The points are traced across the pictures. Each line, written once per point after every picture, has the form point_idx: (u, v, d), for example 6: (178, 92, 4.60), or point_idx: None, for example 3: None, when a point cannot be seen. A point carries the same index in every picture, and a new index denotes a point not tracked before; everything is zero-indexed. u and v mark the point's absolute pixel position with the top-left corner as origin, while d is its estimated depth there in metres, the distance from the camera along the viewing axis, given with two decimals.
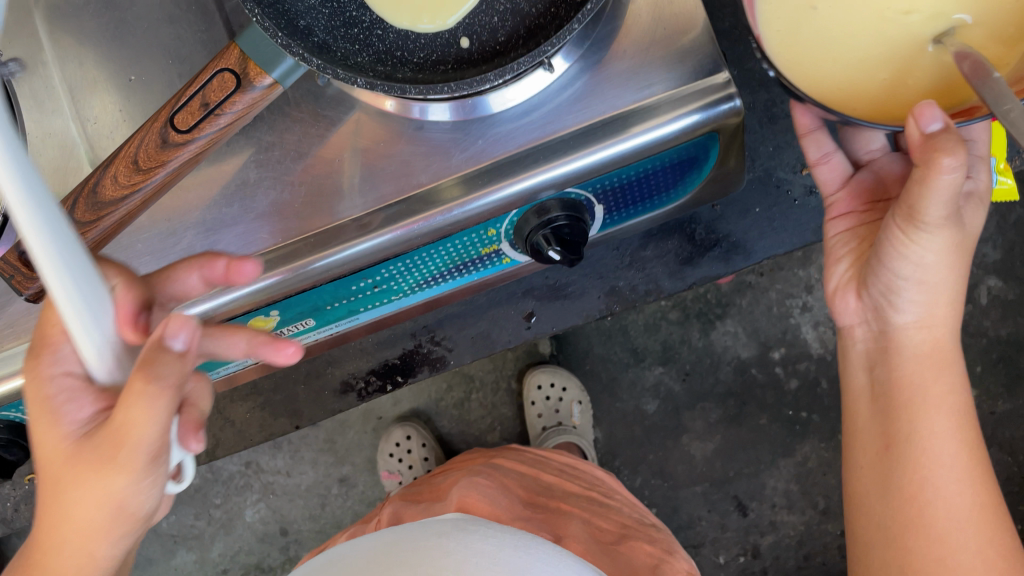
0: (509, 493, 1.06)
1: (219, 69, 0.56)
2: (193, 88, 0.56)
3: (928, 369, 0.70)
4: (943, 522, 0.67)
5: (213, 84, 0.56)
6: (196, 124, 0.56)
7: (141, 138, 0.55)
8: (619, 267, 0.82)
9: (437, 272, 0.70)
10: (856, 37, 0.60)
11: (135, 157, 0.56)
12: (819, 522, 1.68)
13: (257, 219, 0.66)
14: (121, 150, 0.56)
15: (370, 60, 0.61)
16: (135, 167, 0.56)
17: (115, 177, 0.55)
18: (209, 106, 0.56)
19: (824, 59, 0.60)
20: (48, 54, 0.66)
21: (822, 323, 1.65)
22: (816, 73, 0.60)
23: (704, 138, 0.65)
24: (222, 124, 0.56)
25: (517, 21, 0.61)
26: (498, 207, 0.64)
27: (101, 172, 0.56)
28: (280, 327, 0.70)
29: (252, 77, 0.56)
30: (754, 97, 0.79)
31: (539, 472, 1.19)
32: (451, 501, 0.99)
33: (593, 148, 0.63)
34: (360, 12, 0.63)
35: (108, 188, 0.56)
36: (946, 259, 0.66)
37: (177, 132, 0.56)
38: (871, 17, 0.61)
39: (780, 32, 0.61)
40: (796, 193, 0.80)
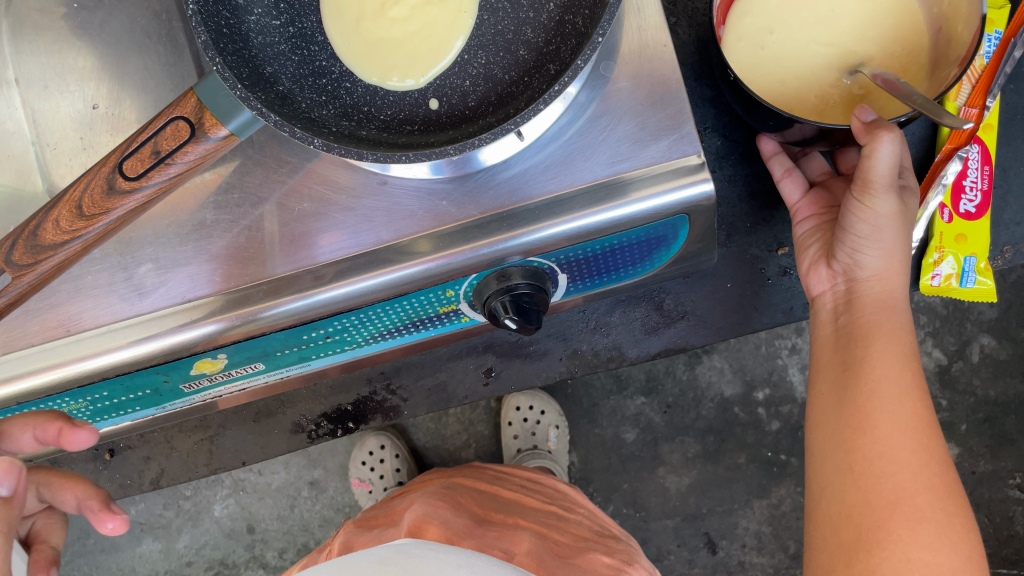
0: (462, 510, 0.98)
1: (174, 117, 0.54)
2: (145, 135, 0.54)
3: (893, 364, 0.64)
4: (885, 502, 0.59)
5: (166, 131, 0.54)
6: (145, 172, 0.54)
7: (86, 182, 0.54)
8: (583, 330, 0.81)
9: (393, 326, 0.68)
10: (789, 56, 0.68)
11: (80, 201, 0.54)
12: (788, 567, 1.62)
13: (211, 262, 0.65)
14: (66, 194, 0.54)
15: (335, 114, 0.60)
16: (79, 212, 0.54)
17: (58, 220, 0.54)
18: (160, 155, 0.54)
19: (773, 77, 0.68)
20: (11, 73, 0.64)
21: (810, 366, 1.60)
22: (770, 85, 0.68)
23: (674, 219, 0.63)
24: (172, 173, 0.55)
25: (489, 87, 0.60)
26: (455, 271, 0.63)
27: (44, 215, 0.54)
28: (228, 369, 0.68)
29: (207, 128, 0.54)
30: (735, 168, 0.77)
31: (497, 488, 1.12)
32: (405, 524, 0.91)
33: (556, 221, 0.61)
34: (330, 63, 0.61)
35: (49, 232, 0.54)
36: (892, 229, 0.66)
37: (125, 179, 0.54)
38: (815, 41, 0.68)
39: (743, 51, 0.69)
40: (771, 273, 0.78)
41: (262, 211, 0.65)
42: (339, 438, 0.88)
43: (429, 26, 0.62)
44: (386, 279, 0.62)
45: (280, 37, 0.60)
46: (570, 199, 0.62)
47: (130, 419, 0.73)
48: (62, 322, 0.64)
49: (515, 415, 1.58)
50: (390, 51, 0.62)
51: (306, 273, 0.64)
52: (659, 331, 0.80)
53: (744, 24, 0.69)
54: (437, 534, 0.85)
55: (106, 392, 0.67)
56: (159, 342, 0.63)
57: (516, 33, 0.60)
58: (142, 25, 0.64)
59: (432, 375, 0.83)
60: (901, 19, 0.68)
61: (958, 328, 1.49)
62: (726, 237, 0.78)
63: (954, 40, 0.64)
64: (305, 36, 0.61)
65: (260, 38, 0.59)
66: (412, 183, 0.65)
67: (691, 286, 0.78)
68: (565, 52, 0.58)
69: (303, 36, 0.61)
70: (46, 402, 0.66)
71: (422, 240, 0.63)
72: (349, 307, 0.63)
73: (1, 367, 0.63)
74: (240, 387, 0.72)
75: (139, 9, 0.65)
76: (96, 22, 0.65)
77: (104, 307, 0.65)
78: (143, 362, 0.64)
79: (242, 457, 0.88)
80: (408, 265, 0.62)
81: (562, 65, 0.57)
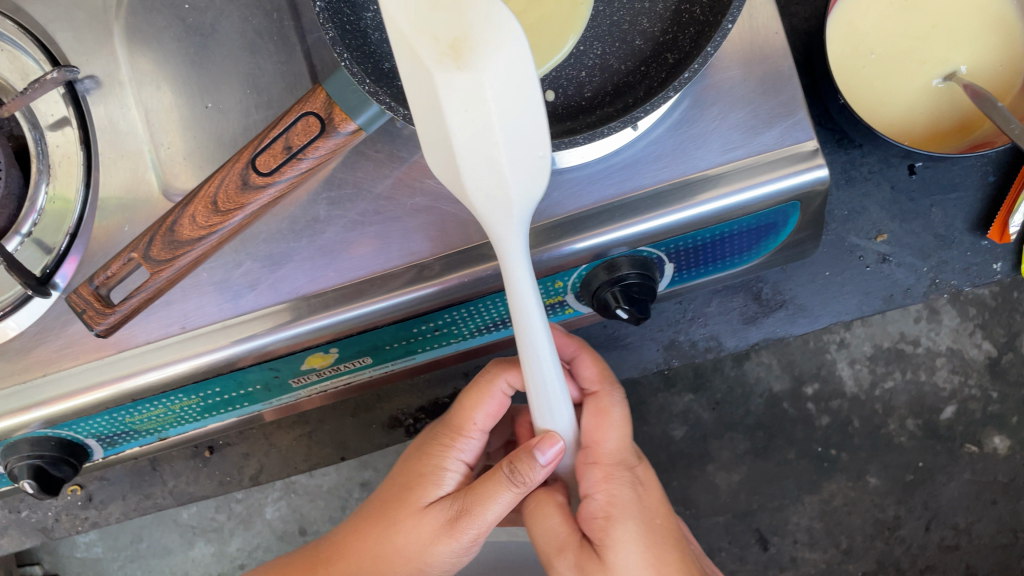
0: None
1: (304, 113, 0.56)
2: (277, 131, 0.56)
3: (649, 530, 0.62)
4: None
5: (297, 127, 0.56)
6: (277, 167, 0.56)
7: (222, 178, 0.56)
8: (681, 320, 0.86)
9: (500, 317, 0.69)
10: (890, 83, 0.73)
11: (214, 197, 0.56)
12: (838, 561, 1.29)
13: (325, 256, 0.65)
14: (200, 190, 0.57)
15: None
16: (214, 207, 0.56)
17: (194, 216, 0.56)
18: (291, 150, 0.56)
19: (877, 101, 0.73)
20: (124, 73, 0.66)
21: (858, 361, 1.26)
22: (877, 109, 0.73)
23: (786, 206, 0.63)
24: (303, 168, 0.57)
25: (604, 78, 0.63)
26: (566, 260, 0.63)
27: (180, 211, 0.57)
28: (336, 364, 0.69)
29: (336, 123, 0.56)
30: (832, 156, 0.85)
31: None
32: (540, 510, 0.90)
33: (668, 209, 0.62)
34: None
35: (185, 227, 0.56)
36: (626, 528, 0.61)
37: (258, 174, 0.56)
38: (913, 61, 0.73)
39: (847, 78, 0.72)
40: (870, 259, 0.85)
41: (374, 206, 0.66)
42: None
43: (544, 21, 0.66)
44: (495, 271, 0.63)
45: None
46: (686, 187, 0.62)
47: (236, 415, 0.74)
48: (179, 318, 0.65)
49: None
50: None
51: (415, 268, 0.64)
52: (758, 321, 0.86)
53: (843, 48, 0.72)
54: None
55: (218, 387, 0.68)
56: (274, 338, 0.64)
57: (630, 24, 0.64)
58: (254, 25, 0.66)
59: None
60: (984, 27, 0.73)
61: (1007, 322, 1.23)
62: (826, 225, 0.86)
63: None
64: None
65: (378, 33, 0.61)
66: None
67: (791, 276, 0.85)
68: (684, 41, 0.61)
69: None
70: (161, 399, 0.67)
71: (536, 230, 0.63)
72: (464, 298, 0.64)
73: (117, 365, 0.64)
74: (344, 381, 0.74)
75: (249, 8, 0.66)
76: (206, 22, 0.66)
77: (218, 303, 0.65)
78: (258, 356, 0.64)
79: (341, 453, 0.96)
80: (546, 248, 0.63)
81: (680, 53, 0.60)
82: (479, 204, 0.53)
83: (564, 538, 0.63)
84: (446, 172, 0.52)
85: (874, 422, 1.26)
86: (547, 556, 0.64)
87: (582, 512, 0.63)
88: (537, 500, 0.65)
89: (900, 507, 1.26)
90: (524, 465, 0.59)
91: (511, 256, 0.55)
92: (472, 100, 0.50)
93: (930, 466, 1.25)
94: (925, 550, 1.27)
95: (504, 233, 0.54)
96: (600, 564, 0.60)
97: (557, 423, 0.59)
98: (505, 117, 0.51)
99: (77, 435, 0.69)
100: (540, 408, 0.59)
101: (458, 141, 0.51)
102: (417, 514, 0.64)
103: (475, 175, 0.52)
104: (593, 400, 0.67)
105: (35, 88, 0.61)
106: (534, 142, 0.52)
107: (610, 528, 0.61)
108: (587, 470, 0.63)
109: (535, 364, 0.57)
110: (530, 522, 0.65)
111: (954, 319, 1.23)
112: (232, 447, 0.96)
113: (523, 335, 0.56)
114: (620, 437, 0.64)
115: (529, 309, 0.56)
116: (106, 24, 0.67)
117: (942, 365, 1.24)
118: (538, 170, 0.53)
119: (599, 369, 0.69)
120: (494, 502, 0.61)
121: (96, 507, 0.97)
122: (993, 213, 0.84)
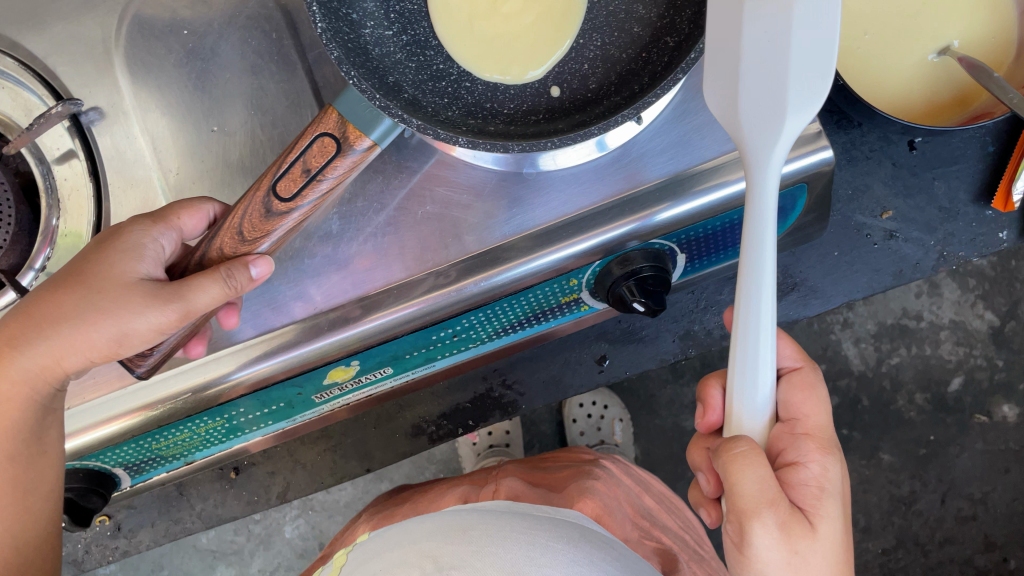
0: (623, 509, 0.91)
1: (319, 134, 0.55)
2: (293, 155, 0.56)
3: (840, 514, 0.59)
4: None
5: (313, 148, 0.55)
6: (298, 191, 0.56)
7: (245, 208, 0.56)
8: (694, 310, 0.87)
9: (517, 318, 0.69)
10: (885, 62, 0.74)
11: (239, 227, 0.57)
12: (860, 540, 1.46)
13: (340, 270, 0.66)
14: (225, 222, 0.57)
15: (461, 113, 0.65)
16: (240, 238, 0.57)
17: (222, 248, 0.57)
18: (311, 172, 0.56)
19: (875, 83, 0.75)
20: (128, 102, 0.67)
21: (864, 339, 1.45)
22: (876, 89, 0.75)
23: (794, 189, 0.64)
24: (323, 189, 0.56)
25: (607, 67, 0.66)
26: (580, 258, 0.64)
27: (208, 240, 0.58)
28: (358, 376, 0.69)
29: (351, 141, 0.55)
30: (832, 136, 0.86)
31: (649, 483, 1.08)
32: (570, 494, 0.89)
33: (677, 200, 0.63)
34: (447, 66, 0.67)
35: (213, 260, 0.58)
36: (832, 508, 0.58)
37: (280, 201, 0.56)
38: (909, 40, 0.74)
39: (845, 62, 0.74)
40: (876, 237, 0.86)
41: (385, 217, 0.66)
42: (460, 435, 0.93)
43: (545, 19, 0.68)
44: (513, 274, 0.64)
45: (396, 46, 0.65)
46: (695, 176, 0.64)
47: (258, 435, 0.75)
48: None
49: (578, 411, 1.44)
50: (514, 55, 0.67)
51: (433, 274, 0.65)
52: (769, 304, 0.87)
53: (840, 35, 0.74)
54: (591, 507, 0.85)
55: (241, 409, 0.68)
56: (295, 355, 0.64)
57: (627, 12, 0.66)
58: (254, 46, 0.66)
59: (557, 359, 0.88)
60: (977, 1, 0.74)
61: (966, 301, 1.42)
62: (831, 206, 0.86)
63: None
64: (418, 42, 0.66)
65: (378, 48, 0.64)
66: (530, 175, 0.66)
67: (799, 258, 0.86)
68: (683, 23, 0.63)
69: (417, 42, 0.66)
70: (186, 423, 0.67)
71: (549, 230, 0.64)
72: (483, 302, 0.65)
73: (143, 391, 0.64)
74: (365, 393, 0.74)
75: (248, 30, 0.66)
76: (207, 47, 0.66)
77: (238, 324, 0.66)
78: (280, 374, 0.65)
79: (366, 464, 0.96)
80: (641, 215, 0.63)
81: (680, 35, 0.63)
82: (748, 133, 0.56)
83: (134, 335, 0.56)
84: (723, 107, 0.57)
85: (884, 397, 1.44)
86: (737, 509, 0.55)
87: (788, 474, 0.59)
88: (743, 448, 0.55)
89: (916, 482, 1.44)
90: (240, 272, 0.56)
91: (761, 189, 0.57)
92: (774, 31, 0.54)
93: (943, 439, 1.43)
94: (944, 524, 1.45)
95: (762, 159, 0.56)
96: (808, 528, 0.56)
97: (760, 392, 0.57)
98: (798, 50, 0.54)
99: (104, 465, 0.69)
100: (738, 371, 0.57)
101: (747, 69, 0.55)
102: (783, 506, 0.55)
103: (752, 106, 0.56)
104: (797, 375, 0.65)
105: (40, 123, 0.63)
106: (812, 72, 0.54)
107: (822, 500, 0.58)
108: (800, 440, 0.60)
109: (753, 318, 0.56)
110: (727, 472, 0.55)
111: (953, 293, 1.42)
112: (259, 467, 0.97)
113: (745, 278, 0.56)
114: (824, 414, 0.62)
115: (761, 240, 0.56)
116: (107, 55, 0.67)
117: (946, 337, 1.43)
118: (806, 110, 0.55)
119: (797, 348, 0.67)
120: (196, 292, 0.55)
121: (125, 536, 0.96)
122: (995, 181, 0.85)
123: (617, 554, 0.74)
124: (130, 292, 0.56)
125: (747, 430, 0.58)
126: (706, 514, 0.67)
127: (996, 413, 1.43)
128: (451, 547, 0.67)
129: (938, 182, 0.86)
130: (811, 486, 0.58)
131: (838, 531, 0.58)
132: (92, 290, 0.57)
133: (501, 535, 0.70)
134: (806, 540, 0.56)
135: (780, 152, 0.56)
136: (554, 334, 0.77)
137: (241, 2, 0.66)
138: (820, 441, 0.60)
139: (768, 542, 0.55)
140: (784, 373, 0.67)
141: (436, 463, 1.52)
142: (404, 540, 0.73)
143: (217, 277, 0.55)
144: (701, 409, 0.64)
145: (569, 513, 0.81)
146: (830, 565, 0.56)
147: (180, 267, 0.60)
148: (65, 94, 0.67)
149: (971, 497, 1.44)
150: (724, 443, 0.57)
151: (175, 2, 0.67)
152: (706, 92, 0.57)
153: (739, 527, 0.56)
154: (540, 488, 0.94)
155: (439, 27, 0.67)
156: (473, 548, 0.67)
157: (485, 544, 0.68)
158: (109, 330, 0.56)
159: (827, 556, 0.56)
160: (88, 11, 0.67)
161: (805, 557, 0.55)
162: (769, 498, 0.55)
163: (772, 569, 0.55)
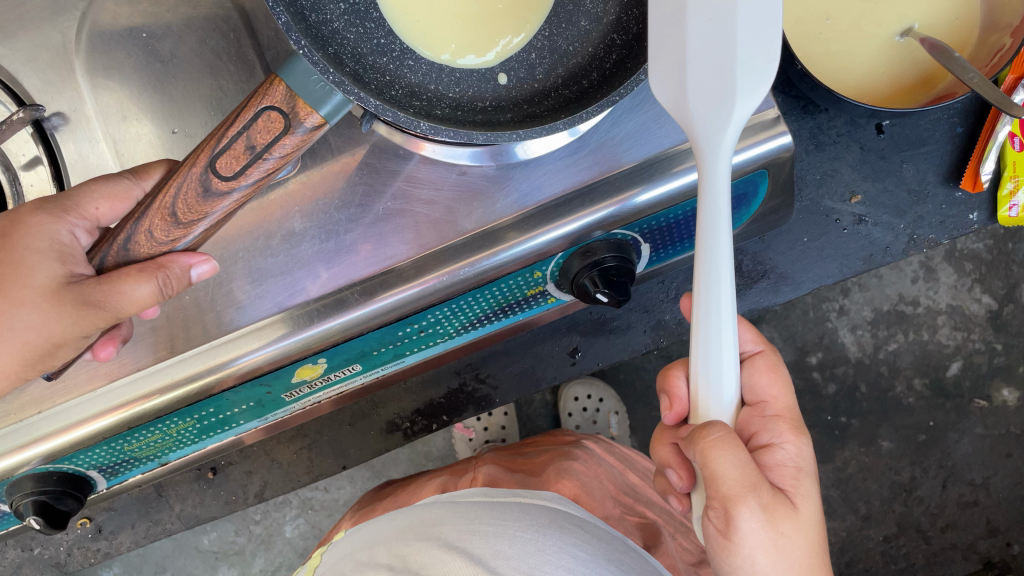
0: (603, 486, 0.94)
1: (265, 107, 0.54)
2: (235, 129, 0.54)
3: (817, 491, 0.60)
4: None
5: (258, 123, 0.54)
6: (241, 170, 0.55)
7: (179, 187, 0.55)
8: (665, 300, 0.89)
9: (482, 313, 0.70)
10: (847, 47, 0.75)
11: (173, 209, 0.55)
12: (861, 528, 1.45)
13: (301, 267, 0.66)
14: (156, 202, 0.55)
15: (403, 93, 0.67)
16: (174, 220, 0.56)
17: (152, 230, 0.56)
18: (255, 149, 0.54)
19: (835, 68, 0.75)
20: (90, 107, 0.68)
21: (860, 326, 1.42)
22: (834, 75, 0.75)
23: (755, 175, 0.64)
24: (267, 167, 0.55)
25: (554, 59, 0.70)
26: (543, 250, 0.65)
27: (138, 224, 0.56)
28: (327, 373, 0.70)
29: (300, 117, 0.54)
30: (799, 122, 0.85)
31: (633, 459, 1.10)
32: (548, 478, 0.91)
33: (635, 189, 0.64)
34: (389, 40, 0.68)
35: (143, 244, 0.57)
36: (808, 485, 0.59)
37: (219, 179, 0.55)
38: (870, 26, 0.75)
39: (803, 43, 0.74)
40: (846, 222, 0.86)
41: (347, 216, 0.66)
42: (436, 431, 0.95)
43: (505, 14, 0.69)
44: (489, 262, 0.64)
45: (335, 13, 0.66)
46: (660, 162, 0.65)
47: (234, 432, 0.75)
48: (167, 341, 0.66)
49: (573, 404, 1.43)
50: (469, 39, 0.69)
51: (389, 272, 0.65)
52: (739, 292, 0.88)
53: (800, 21, 0.74)
54: (567, 489, 0.87)
55: (212, 408, 0.68)
56: (264, 354, 0.64)
57: (575, 3, 0.69)
58: (212, 47, 0.67)
59: (528, 353, 0.90)
60: None
61: (963, 284, 1.40)
62: (799, 191, 0.86)
63: (1006, 7, 0.73)
64: (358, 12, 0.67)
65: (315, 15, 0.65)
66: (488, 169, 0.66)
67: (770, 246, 0.87)
68: (631, 22, 0.67)
69: (356, 12, 0.67)
70: (156, 424, 0.68)
71: (508, 223, 0.65)
72: (448, 295, 0.65)
73: (108, 395, 0.65)
74: (336, 390, 0.75)
75: (206, 31, 0.67)
76: (166, 49, 0.67)
77: (207, 324, 0.66)
78: (252, 371, 0.65)
79: (342, 461, 0.98)
80: (619, 199, 0.64)
81: (629, 34, 0.67)
82: (698, 115, 0.55)
83: (60, 337, 0.58)
84: (671, 93, 0.56)
85: (882, 384, 1.43)
86: (720, 496, 0.54)
87: (764, 456, 0.59)
88: (720, 434, 0.54)
89: (915, 468, 1.43)
90: (174, 274, 0.56)
91: (714, 173, 0.56)
92: (719, 13, 0.54)
93: (942, 424, 1.42)
94: (945, 510, 1.44)
95: (714, 142, 0.56)
96: (791, 507, 0.57)
97: (725, 383, 0.56)
98: (745, 32, 0.54)
99: (78, 467, 0.70)
100: (704, 366, 0.56)
101: (693, 52, 0.55)
102: (761, 487, 0.55)
103: (701, 90, 0.55)
104: (759, 359, 0.66)
105: (3, 130, 0.63)
106: (763, 54, 0.54)
107: (802, 479, 0.58)
108: (772, 422, 0.60)
109: (712, 303, 0.56)
110: (706, 460, 0.53)
111: (950, 277, 1.40)
112: (235, 466, 0.98)
113: (703, 263, 0.56)
114: (789, 394, 0.63)
115: (716, 224, 0.56)
116: (68, 61, 0.67)
117: (944, 322, 1.41)
118: (755, 94, 0.54)
119: (757, 332, 0.67)
120: (125, 295, 0.55)
121: (106, 538, 0.98)
122: (966, 163, 0.85)
123: (592, 537, 0.74)
124: (55, 301, 0.56)
125: (714, 418, 0.57)
126: (675, 502, 0.66)
127: (996, 397, 1.42)
128: (424, 547, 0.70)
129: (910, 163, 0.86)
130: (785, 466, 0.59)
131: (815, 508, 0.59)
132: (2, 297, 0.58)
133: (469, 529, 0.71)
134: (787, 522, 0.56)
135: (731, 135, 0.56)
136: (525, 324, 0.77)
137: (198, 4, 0.67)
138: (795, 420, 0.61)
139: (752, 528, 0.54)
140: (745, 355, 0.67)
141: (434, 460, 1.51)
142: (378, 539, 0.75)
143: (151, 276, 0.55)
144: (666, 400, 0.63)
145: (548, 495, 0.83)
146: (809, 546, 0.57)
147: (98, 261, 0.58)
148: (28, 100, 0.68)
149: (972, 483, 1.43)
150: (698, 428, 0.55)
151: (132, 8, 0.67)
152: (653, 75, 0.56)
153: (723, 512, 0.55)
154: (518, 474, 0.95)
155: (389, 11, 0.68)
156: (438, 545, 0.69)
157: (454, 539, 0.70)
158: (15, 320, 0.57)
159: (807, 535, 0.57)
160: (50, 18, 0.68)
161: (790, 537, 0.56)
162: (749, 482, 0.54)
163: (760, 552, 0.55)
